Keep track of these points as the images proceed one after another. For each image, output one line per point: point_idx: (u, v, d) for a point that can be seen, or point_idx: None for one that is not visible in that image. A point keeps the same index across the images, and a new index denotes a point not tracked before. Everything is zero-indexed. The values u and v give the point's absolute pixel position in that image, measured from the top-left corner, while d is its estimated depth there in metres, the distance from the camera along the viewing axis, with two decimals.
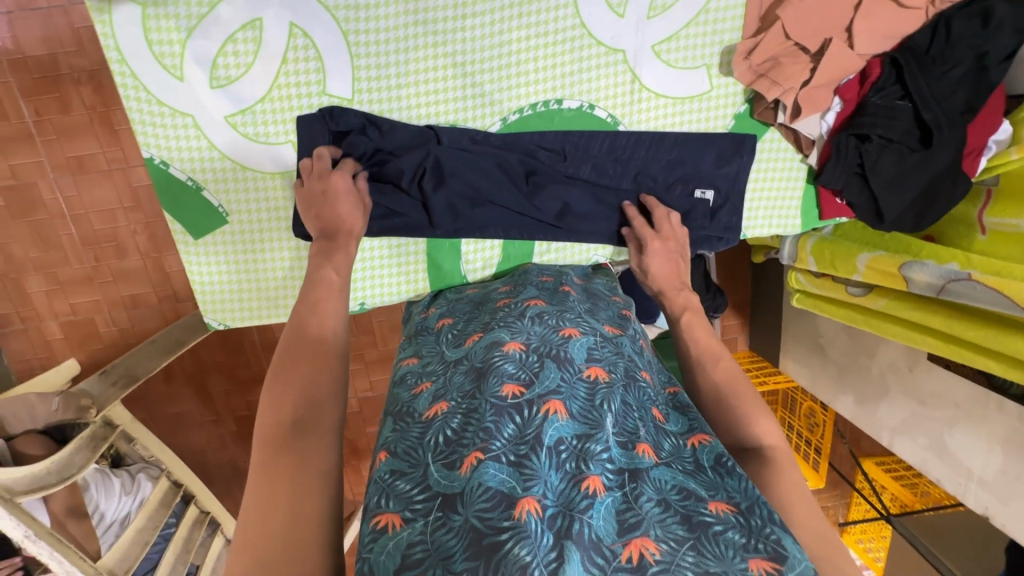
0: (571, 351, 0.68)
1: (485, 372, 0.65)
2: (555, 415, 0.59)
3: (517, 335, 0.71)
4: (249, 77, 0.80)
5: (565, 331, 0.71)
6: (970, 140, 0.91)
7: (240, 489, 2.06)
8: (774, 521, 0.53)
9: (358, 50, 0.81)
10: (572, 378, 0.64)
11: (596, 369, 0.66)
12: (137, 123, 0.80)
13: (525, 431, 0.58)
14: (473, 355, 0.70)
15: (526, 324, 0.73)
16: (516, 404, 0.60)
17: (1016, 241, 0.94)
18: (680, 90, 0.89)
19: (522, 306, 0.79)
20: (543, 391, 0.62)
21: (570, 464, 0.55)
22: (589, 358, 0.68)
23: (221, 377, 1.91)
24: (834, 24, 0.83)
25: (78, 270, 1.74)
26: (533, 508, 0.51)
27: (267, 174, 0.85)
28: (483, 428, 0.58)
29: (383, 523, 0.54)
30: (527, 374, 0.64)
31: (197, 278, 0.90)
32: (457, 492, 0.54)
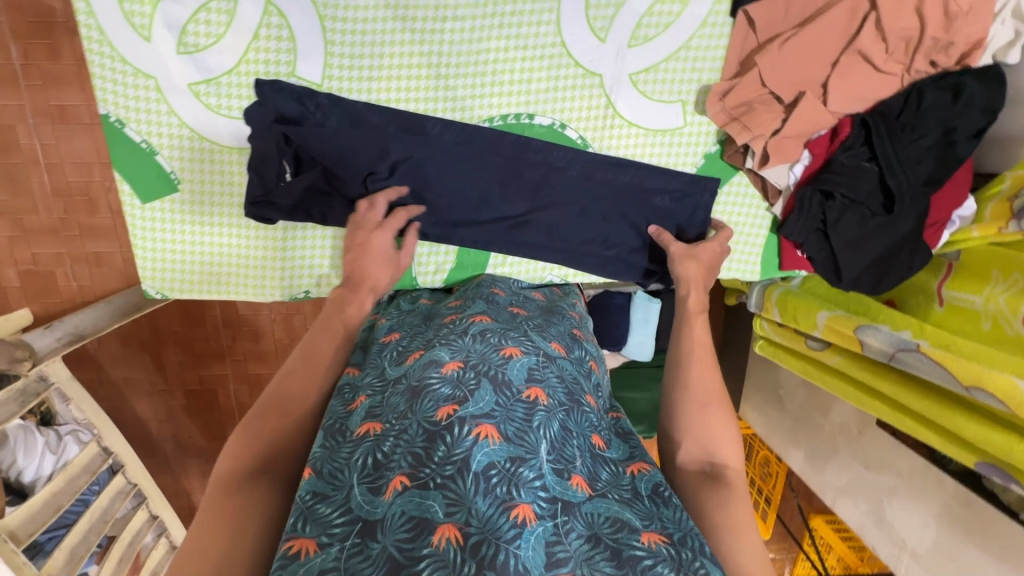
0: (509, 372, 0.66)
1: (419, 393, 0.63)
2: (485, 440, 0.56)
3: (456, 355, 0.69)
4: (219, 48, 0.79)
5: (506, 351, 0.70)
6: (935, 211, 0.91)
7: (181, 464, 2.01)
8: (704, 555, 0.53)
9: (333, 37, 0.80)
10: (509, 400, 0.62)
11: (537, 390, 0.65)
12: (97, 78, 0.79)
13: (453, 453, 0.55)
14: (411, 375, 0.67)
15: (467, 343, 0.71)
16: (448, 425, 0.58)
17: (970, 317, 0.95)
18: (655, 122, 0.89)
19: (466, 323, 0.77)
20: (475, 411, 0.59)
21: (500, 488, 0.53)
22: (529, 378, 0.66)
23: (178, 348, 1.88)
24: (809, 78, 0.83)
25: (45, 220, 1.70)
26: (452, 536, 0.50)
27: (226, 148, 0.84)
28: (412, 452, 0.57)
29: (296, 549, 0.52)
30: (462, 393, 0.62)
31: (139, 243, 0.87)
32: (378, 519, 0.52)
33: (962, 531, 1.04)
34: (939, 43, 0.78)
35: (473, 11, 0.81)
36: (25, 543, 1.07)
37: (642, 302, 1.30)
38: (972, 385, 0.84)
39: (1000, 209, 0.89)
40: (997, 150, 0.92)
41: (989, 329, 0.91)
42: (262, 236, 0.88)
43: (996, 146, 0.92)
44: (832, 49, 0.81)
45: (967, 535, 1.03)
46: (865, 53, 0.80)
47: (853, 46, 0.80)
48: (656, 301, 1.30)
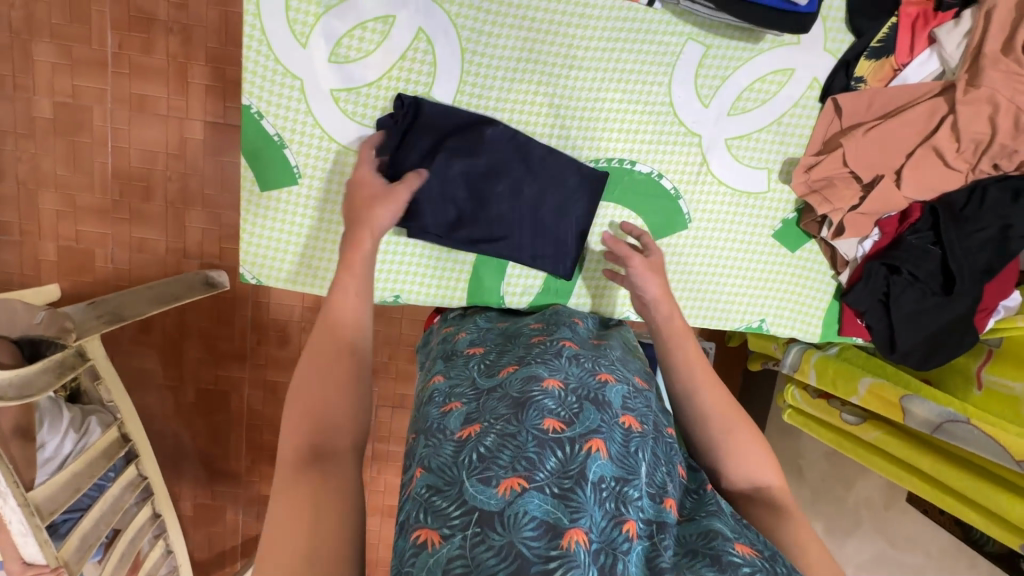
0: (608, 396, 0.69)
1: (524, 404, 0.65)
2: (597, 453, 0.61)
3: (555, 374, 0.71)
4: (367, 62, 0.86)
5: (602, 376, 0.73)
6: (988, 297, 0.98)
7: (175, 466, 1.92)
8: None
9: (470, 68, 0.88)
10: (610, 422, 0.66)
11: (630, 418, 0.68)
12: (247, 72, 0.84)
13: (568, 466, 0.59)
14: (509, 386, 0.70)
15: (564, 364, 0.73)
16: (558, 439, 0.61)
17: (1010, 402, 1.01)
18: (742, 184, 0.97)
19: (557, 346, 0.79)
20: (584, 429, 0.63)
21: (610, 503, 0.58)
22: (624, 406, 0.70)
23: (199, 344, 1.85)
24: (887, 164, 0.92)
25: (98, 200, 1.72)
26: (581, 539, 0.53)
27: (351, 151, 0.89)
28: (525, 456, 0.59)
29: (423, 538, 0.55)
30: (567, 412, 0.65)
31: (248, 228, 0.90)
32: (495, 513, 0.54)
33: None
34: (1005, 149, 0.87)
35: (597, 65, 0.90)
36: (46, 520, 1.03)
37: None
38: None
39: None
40: None
41: None
42: None
43: None
44: (909, 141, 0.90)
45: None
46: (938, 149, 0.90)
47: (929, 141, 0.89)
48: None
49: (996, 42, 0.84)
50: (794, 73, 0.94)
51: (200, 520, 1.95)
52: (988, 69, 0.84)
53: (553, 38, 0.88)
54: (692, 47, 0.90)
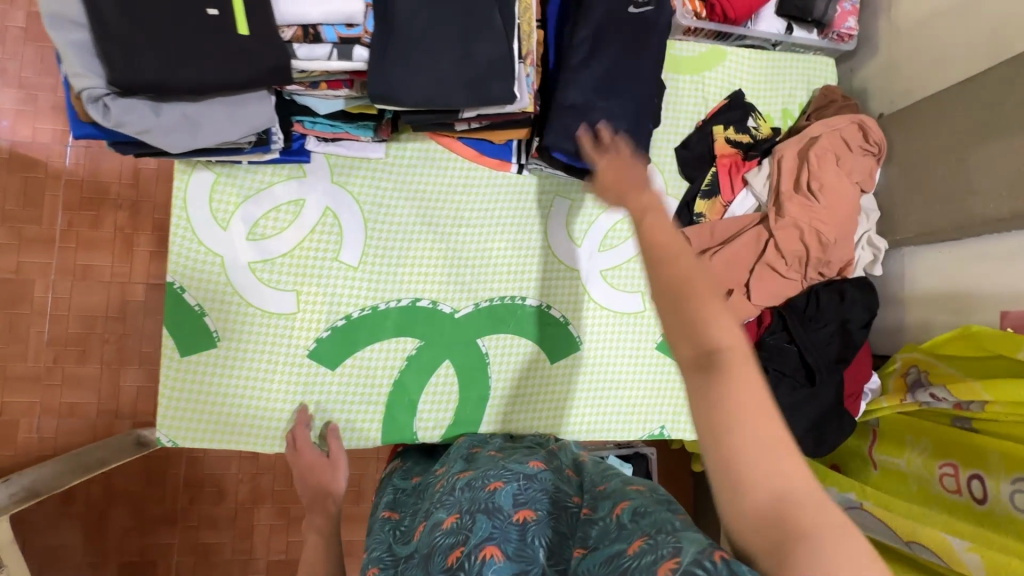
0: (499, 500, 0.73)
1: (429, 556, 0.70)
2: (491, 559, 0.64)
3: (451, 509, 0.76)
4: (280, 237, 1.00)
5: (491, 486, 0.76)
6: (851, 383, 1.11)
7: None
8: (682, 538, 0.57)
9: (372, 233, 1.03)
10: (503, 523, 0.69)
11: (524, 510, 0.72)
12: (173, 254, 0.96)
13: None
14: (419, 547, 0.74)
15: (455, 496, 0.79)
16: (458, 569, 0.65)
17: (901, 478, 1.10)
18: (621, 307, 1.11)
19: (454, 480, 0.84)
20: (477, 542, 0.67)
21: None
22: (518, 501, 0.73)
23: (127, 511, 1.74)
24: (735, 279, 1.08)
25: (28, 368, 1.72)
26: None
27: (267, 313, 0.98)
28: None
29: None
30: (463, 536, 0.69)
31: (166, 392, 0.95)
32: None
33: None
34: (821, 260, 1.06)
35: (479, 219, 1.07)
36: None
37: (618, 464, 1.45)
38: (911, 539, 0.96)
39: (899, 382, 1.11)
40: (889, 339, 1.19)
41: (916, 490, 1.06)
42: (279, 384, 0.98)
43: (887, 336, 1.20)
44: (748, 259, 1.08)
45: None
46: (772, 265, 1.07)
47: (763, 259, 1.07)
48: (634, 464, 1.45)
49: (788, 182, 1.07)
50: None
51: None
52: (788, 202, 1.05)
53: (441, 204, 1.06)
54: (560, 201, 1.10)
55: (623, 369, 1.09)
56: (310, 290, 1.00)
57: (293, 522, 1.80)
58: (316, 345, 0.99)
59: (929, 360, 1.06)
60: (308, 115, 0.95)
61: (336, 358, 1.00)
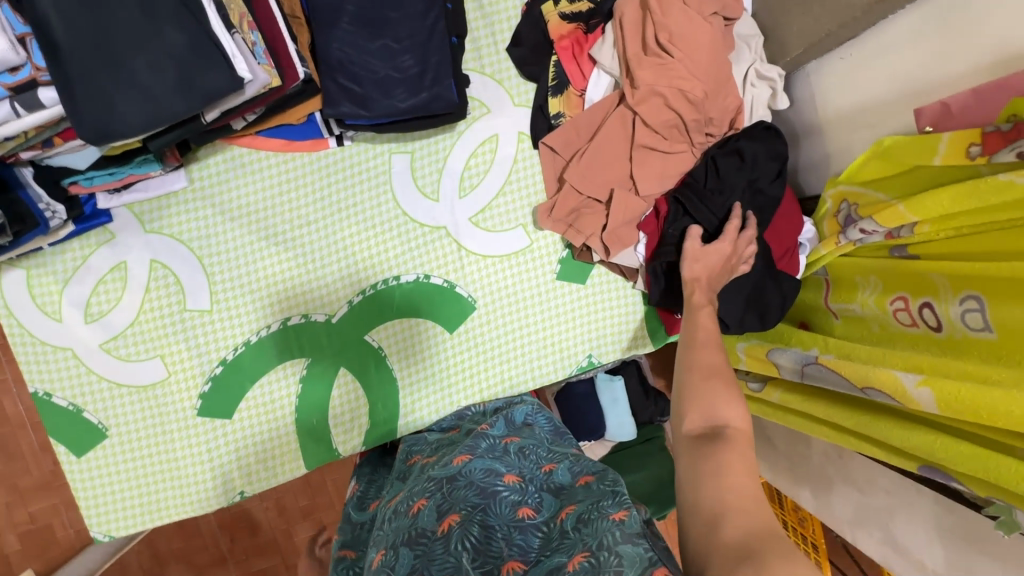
0: (422, 523, 0.68)
1: None
2: None
3: (380, 547, 0.71)
4: (119, 309, 0.92)
5: (415, 507, 0.72)
6: (780, 241, 0.98)
7: None
8: (620, 543, 0.56)
9: (212, 269, 0.94)
10: (428, 544, 0.65)
11: (448, 519, 0.67)
12: (23, 364, 0.91)
13: None
14: None
15: (387, 528, 0.73)
16: None
17: (860, 324, 0.99)
18: (504, 248, 0.99)
19: (388, 508, 0.79)
20: None
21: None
22: (440, 514, 0.68)
23: (181, 565, 1.86)
24: (615, 175, 0.95)
25: (36, 476, 1.79)
26: None
27: (141, 388, 0.93)
28: None
29: None
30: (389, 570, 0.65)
31: (81, 493, 0.94)
32: None
33: (961, 540, 0.97)
34: (701, 120, 0.90)
35: (318, 212, 0.96)
36: None
37: (608, 382, 1.42)
38: (866, 384, 0.86)
39: (833, 223, 0.97)
40: (814, 176, 1.04)
41: (879, 330, 0.95)
42: (183, 450, 0.95)
43: (812, 173, 1.04)
44: (622, 148, 0.94)
45: (963, 543, 0.96)
46: (650, 145, 0.92)
47: (637, 143, 0.92)
48: (621, 377, 1.41)
49: (635, 45, 0.89)
50: (500, 136, 0.99)
51: None
52: (639, 69, 0.88)
53: (272, 212, 0.95)
54: (397, 159, 0.97)
55: (527, 315, 1.00)
56: (174, 350, 0.94)
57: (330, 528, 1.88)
58: (202, 401, 0.95)
59: (855, 190, 0.91)
60: (77, 173, 0.83)
61: (228, 407, 0.95)
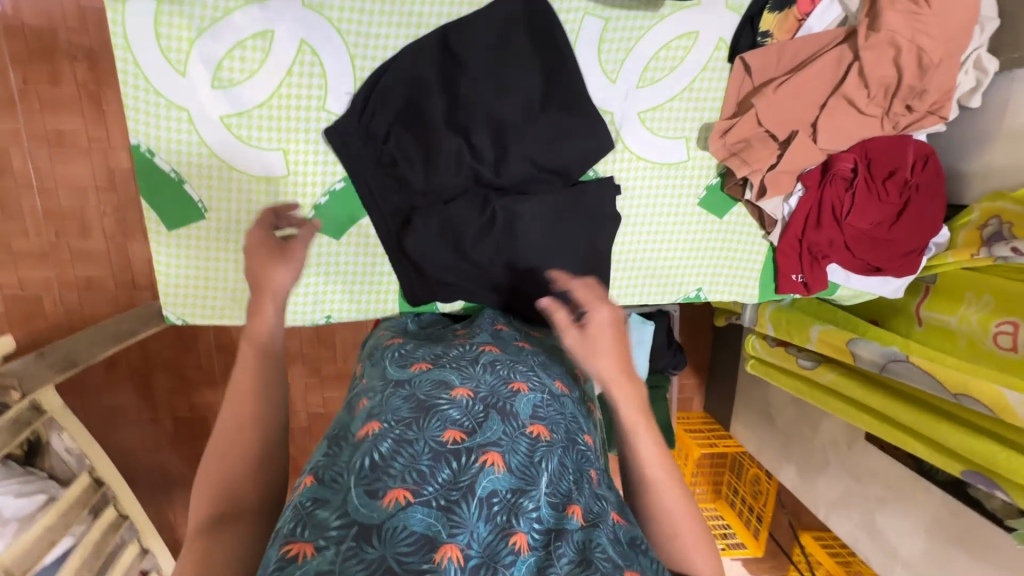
0: (518, 405, 0.62)
1: (427, 410, 0.58)
2: (491, 467, 0.53)
3: (467, 381, 0.64)
4: (251, 83, 0.82)
5: (515, 385, 0.65)
6: (914, 239, 0.99)
7: (166, 497, 1.86)
8: None
9: (363, 75, 0.85)
10: (514, 432, 0.58)
11: (540, 427, 0.60)
12: (130, 110, 0.81)
13: (459, 478, 0.52)
14: (417, 385, 0.63)
15: (478, 372, 0.66)
16: (455, 450, 0.54)
17: (947, 336, 1.04)
18: (660, 156, 0.95)
19: (476, 351, 0.73)
20: (483, 441, 0.56)
21: (501, 516, 0.50)
22: (534, 415, 0.62)
23: (168, 373, 1.78)
24: (801, 117, 0.90)
25: (34, 243, 1.62)
26: (455, 556, 0.46)
27: (254, 177, 0.86)
28: (417, 468, 0.52)
29: (293, 551, 0.45)
30: (471, 423, 0.58)
31: (163, 269, 0.88)
32: (376, 525, 0.47)
33: (954, 538, 1.10)
34: (914, 90, 0.87)
35: None
36: None
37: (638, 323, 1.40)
38: (960, 392, 0.92)
39: (971, 236, 0.99)
40: (964, 185, 1.03)
41: (964, 347, 1.00)
42: None
43: (962, 181, 1.04)
44: (820, 92, 0.89)
45: (954, 538, 1.09)
46: (849, 97, 0.88)
47: (839, 91, 0.88)
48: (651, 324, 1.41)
49: None
50: (699, 35, 0.91)
51: None
52: (886, 11, 0.82)
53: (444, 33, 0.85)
54: (590, 22, 0.88)
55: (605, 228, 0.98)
56: (299, 147, 0.86)
57: (326, 380, 1.75)
58: (315, 213, 0.88)
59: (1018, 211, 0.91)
60: None
61: (340, 227, 0.90)
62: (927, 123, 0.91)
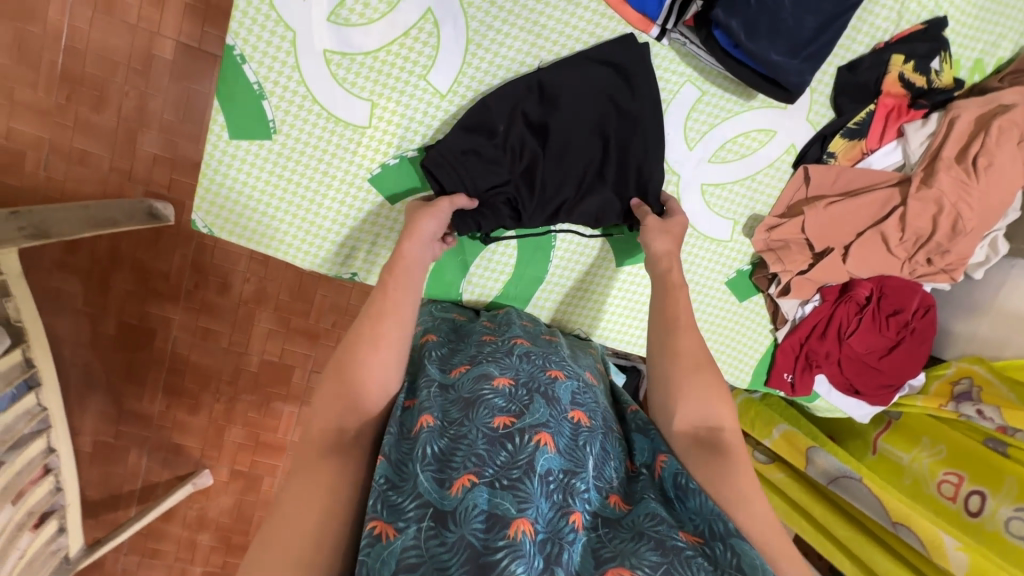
0: (558, 391, 0.67)
1: (473, 403, 0.62)
2: (545, 447, 0.57)
3: (506, 371, 0.68)
4: (367, 30, 0.82)
5: (552, 373, 0.70)
6: (895, 376, 1.07)
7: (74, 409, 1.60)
8: (733, 535, 0.55)
9: (471, 60, 0.86)
10: (558, 416, 0.63)
11: (579, 413, 0.66)
12: (239, 12, 0.78)
13: (517, 458, 0.56)
14: (462, 385, 0.66)
15: (515, 361, 0.71)
16: (507, 434, 0.58)
17: (896, 469, 1.13)
18: (707, 229, 1.01)
19: (509, 345, 0.76)
20: (532, 422, 0.59)
21: (557, 494, 0.55)
22: (573, 402, 0.67)
23: (131, 276, 1.55)
24: (840, 238, 0.98)
25: (38, 97, 1.37)
26: (527, 530, 0.49)
27: (334, 117, 0.85)
28: (475, 453, 0.56)
29: (380, 529, 0.51)
30: (517, 408, 0.62)
31: (210, 172, 0.85)
32: (450, 509, 0.51)
33: None
34: (939, 247, 0.97)
35: None
36: None
37: None
38: (899, 521, 0.98)
39: (943, 387, 1.09)
40: (948, 343, 1.14)
41: (909, 484, 1.10)
42: (338, 197, 0.89)
43: (945, 340, 1.15)
44: (862, 222, 0.97)
45: None
46: (884, 235, 0.96)
47: (878, 226, 0.96)
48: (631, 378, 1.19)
49: (953, 150, 0.92)
50: (776, 135, 0.98)
51: (98, 462, 1.65)
52: (941, 172, 0.92)
53: (558, 46, 0.88)
54: (688, 89, 0.93)
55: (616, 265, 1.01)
56: (387, 105, 0.86)
57: (294, 333, 1.66)
58: (378, 172, 0.89)
59: (987, 376, 1.03)
60: None
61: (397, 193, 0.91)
62: (938, 279, 1.01)
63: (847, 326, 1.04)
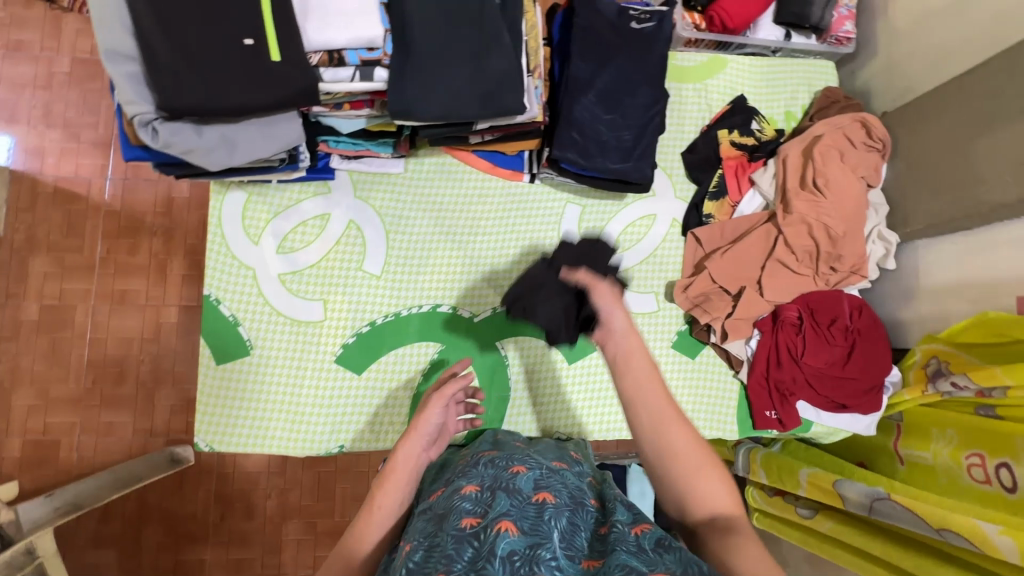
0: (519, 483, 0.70)
1: (445, 515, 0.66)
2: (506, 532, 0.60)
3: (473, 479, 0.73)
4: (308, 250, 1.05)
5: (514, 469, 0.74)
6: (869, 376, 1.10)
7: None
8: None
9: (393, 243, 1.08)
10: (520, 503, 0.66)
11: (544, 494, 0.68)
12: (210, 269, 1.02)
13: (481, 551, 0.59)
14: (438, 505, 0.71)
15: (480, 469, 0.75)
16: (473, 532, 0.62)
17: (928, 472, 1.08)
18: (634, 306, 1.14)
19: (479, 456, 0.81)
20: (495, 514, 0.63)
21: (523, 569, 0.56)
22: (537, 487, 0.70)
23: (160, 527, 1.61)
24: (747, 276, 1.11)
25: (70, 389, 1.60)
26: None
27: (295, 321, 1.04)
28: (444, 555, 0.60)
29: None
30: (482, 507, 0.66)
31: (205, 392, 1.01)
32: None
33: None
34: (833, 255, 1.09)
35: (494, 227, 1.11)
36: None
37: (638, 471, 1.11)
38: (942, 526, 0.93)
39: (919, 373, 1.11)
40: (903, 333, 1.20)
41: (945, 482, 1.04)
42: (313, 383, 1.03)
43: (899, 330, 1.20)
44: (758, 256, 1.11)
45: None
46: (782, 261, 1.10)
47: (773, 255, 1.10)
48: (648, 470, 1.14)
49: (795, 180, 1.10)
50: (657, 216, 1.17)
51: None
52: (795, 200, 1.09)
53: (456, 211, 1.11)
54: (571, 208, 1.14)
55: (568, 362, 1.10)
56: (337, 299, 1.05)
57: (322, 536, 1.65)
58: (343, 352, 1.05)
59: (948, 350, 1.05)
60: (333, 134, 1.00)
61: (362, 363, 1.05)
62: (853, 280, 1.11)
63: (795, 348, 1.10)
